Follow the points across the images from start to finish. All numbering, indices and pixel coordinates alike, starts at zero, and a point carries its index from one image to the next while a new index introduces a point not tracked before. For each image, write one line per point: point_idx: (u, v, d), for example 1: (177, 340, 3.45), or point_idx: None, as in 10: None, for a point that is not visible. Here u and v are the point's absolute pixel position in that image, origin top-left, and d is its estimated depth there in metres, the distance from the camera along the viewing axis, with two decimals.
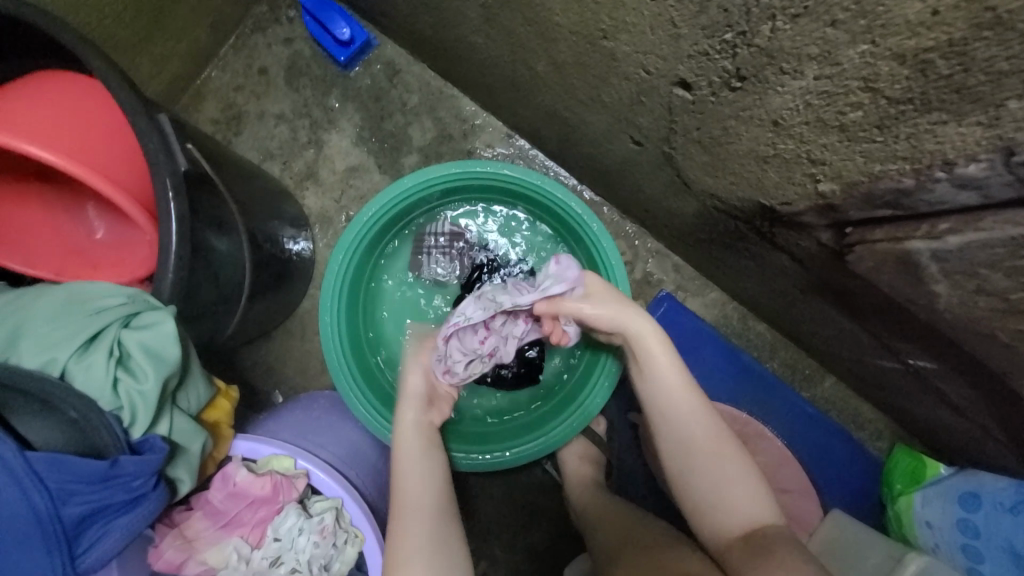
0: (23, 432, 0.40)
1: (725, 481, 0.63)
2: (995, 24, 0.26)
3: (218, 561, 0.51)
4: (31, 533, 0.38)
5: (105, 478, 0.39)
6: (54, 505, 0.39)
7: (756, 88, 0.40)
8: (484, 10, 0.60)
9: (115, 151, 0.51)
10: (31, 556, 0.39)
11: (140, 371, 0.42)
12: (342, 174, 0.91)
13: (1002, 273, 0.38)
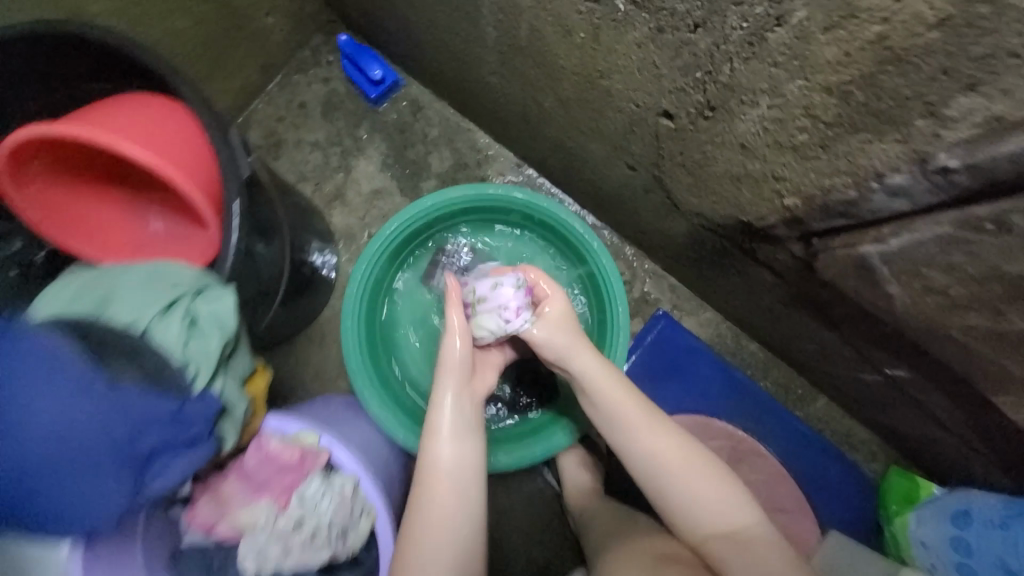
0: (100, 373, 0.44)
1: (696, 493, 0.67)
2: (893, 61, 0.34)
3: (246, 522, 0.56)
4: (109, 458, 0.44)
5: (177, 416, 0.46)
6: (132, 437, 0.44)
7: (725, 116, 0.48)
8: (500, 56, 0.70)
9: (178, 139, 0.58)
10: (104, 484, 0.44)
11: (205, 335, 0.49)
12: (368, 196, 1.01)
13: (940, 270, 0.45)
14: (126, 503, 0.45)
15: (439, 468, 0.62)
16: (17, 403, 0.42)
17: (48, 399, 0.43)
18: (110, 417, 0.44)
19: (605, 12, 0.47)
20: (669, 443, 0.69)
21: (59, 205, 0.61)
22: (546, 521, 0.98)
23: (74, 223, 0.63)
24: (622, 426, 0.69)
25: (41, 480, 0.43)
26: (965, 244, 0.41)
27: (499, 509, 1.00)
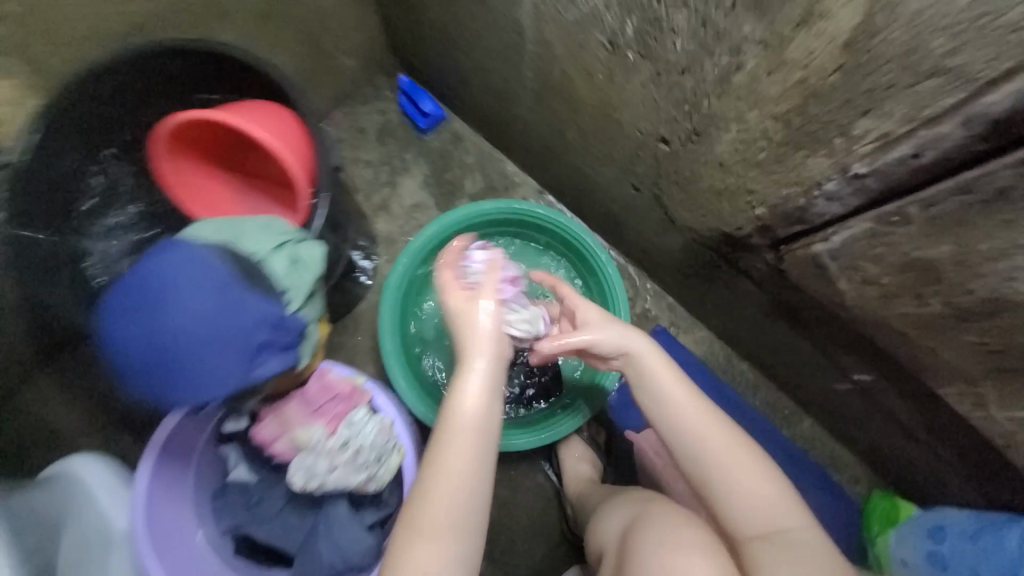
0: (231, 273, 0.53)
1: (740, 487, 0.65)
2: (814, 95, 0.48)
3: (304, 439, 0.64)
4: (228, 341, 0.51)
5: (280, 320, 0.54)
6: (249, 330, 0.52)
7: (707, 140, 0.63)
8: (534, 97, 0.87)
9: (286, 124, 0.71)
10: (220, 362, 0.51)
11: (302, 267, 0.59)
12: (408, 208, 1.17)
13: (871, 262, 0.57)
14: (237, 388, 0.52)
15: (456, 450, 0.62)
16: (161, 291, 0.50)
17: (189, 288, 0.50)
18: (237, 312, 0.52)
19: (619, 60, 0.63)
20: (722, 440, 0.67)
21: (183, 172, 0.77)
22: (544, 513, 1.05)
23: (191, 188, 0.78)
24: (669, 418, 0.69)
25: (166, 355, 0.49)
26: (885, 236, 0.53)
27: (500, 500, 1.06)
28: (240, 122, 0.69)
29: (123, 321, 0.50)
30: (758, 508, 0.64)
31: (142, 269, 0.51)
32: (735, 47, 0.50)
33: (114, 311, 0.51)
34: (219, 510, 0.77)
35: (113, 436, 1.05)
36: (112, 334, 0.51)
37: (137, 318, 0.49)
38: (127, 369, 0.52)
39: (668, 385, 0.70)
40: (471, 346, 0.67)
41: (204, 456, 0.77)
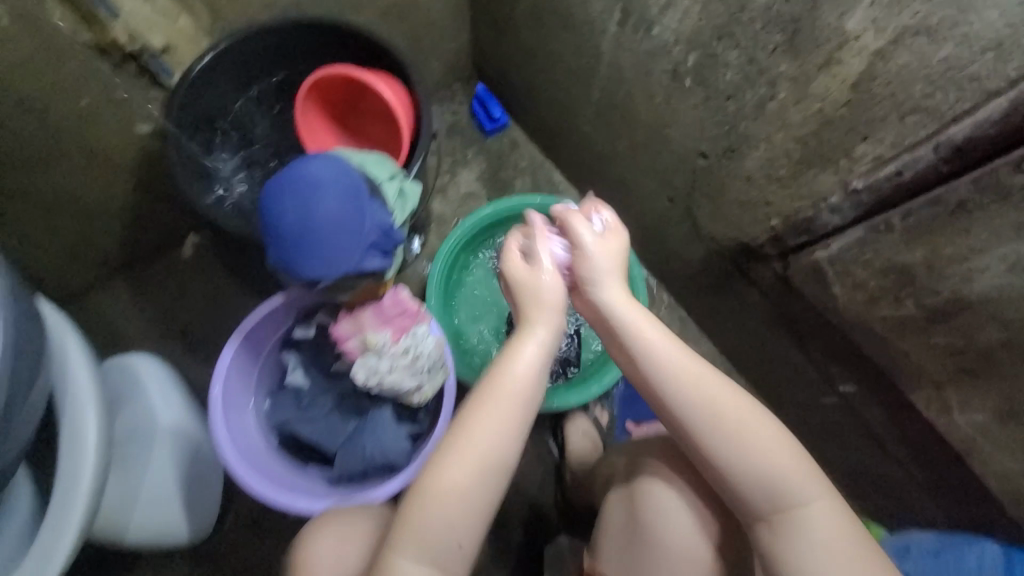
0: (364, 182, 0.66)
1: (751, 479, 0.64)
2: (828, 122, 0.64)
3: (372, 340, 0.76)
4: (351, 231, 0.63)
5: (388, 230, 0.67)
6: (366, 228, 0.64)
7: (739, 156, 0.78)
8: (596, 112, 1.04)
9: (402, 89, 0.88)
10: (341, 245, 0.63)
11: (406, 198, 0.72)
12: (463, 195, 1.33)
13: (862, 266, 0.71)
14: (350, 271, 0.64)
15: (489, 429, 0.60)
16: (319, 178, 0.62)
17: (340, 181, 0.63)
18: (369, 211, 0.65)
19: (677, 85, 0.80)
20: (731, 419, 0.64)
21: (309, 117, 0.91)
22: (542, 483, 1.13)
23: (310, 131, 0.92)
24: (680, 411, 0.64)
25: (305, 228, 0.61)
26: (873, 242, 0.68)
27: None
28: (369, 79, 0.86)
29: (278, 194, 0.62)
30: (771, 496, 0.63)
31: (305, 160, 0.64)
32: (772, 80, 0.67)
33: (274, 186, 0.63)
34: (272, 407, 0.88)
35: (165, 347, 1.15)
36: (267, 203, 0.63)
37: (295, 194, 0.62)
38: (267, 236, 0.63)
39: (676, 362, 0.64)
40: (529, 318, 0.65)
41: (269, 358, 0.89)
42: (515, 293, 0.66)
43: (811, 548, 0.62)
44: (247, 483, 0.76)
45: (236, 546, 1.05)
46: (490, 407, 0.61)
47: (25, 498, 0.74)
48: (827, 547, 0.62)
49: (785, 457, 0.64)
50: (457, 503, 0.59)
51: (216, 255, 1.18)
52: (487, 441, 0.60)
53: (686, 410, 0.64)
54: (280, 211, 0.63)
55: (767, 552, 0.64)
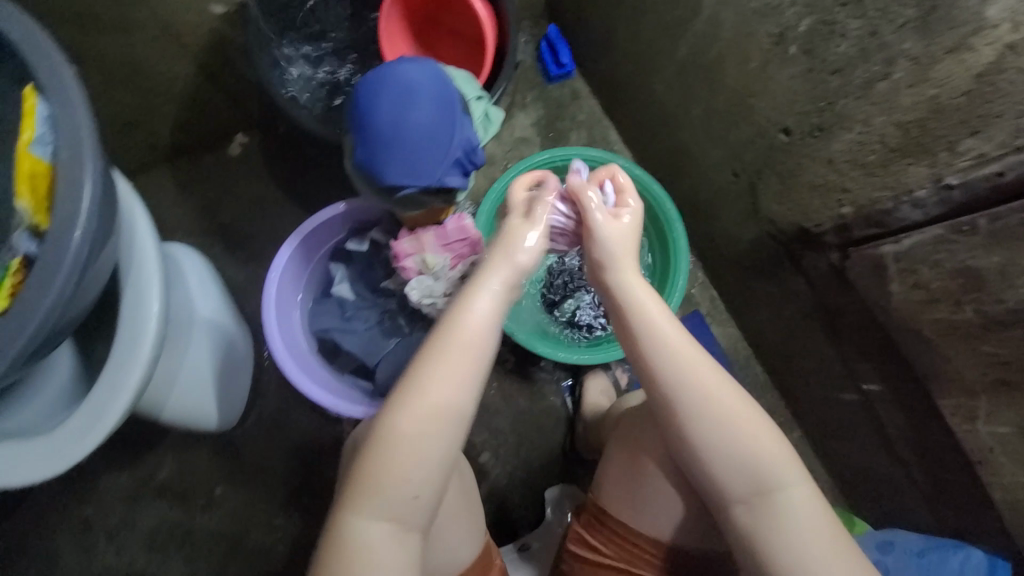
0: (459, 96, 0.65)
1: (730, 457, 0.61)
2: (938, 111, 0.63)
3: (432, 263, 0.77)
4: (442, 143, 0.62)
5: (474, 149, 0.66)
6: (456, 143, 0.64)
7: (827, 135, 0.77)
8: (676, 70, 1.00)
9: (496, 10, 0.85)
10: (431, 156, 0.62)
11: (489, 124, 0.72)
12: (516, 139, 1.30)
13: (930, 266, 0.71)
14: (431, 184, 0.63)
15: (437, 389, 0.57)
16: (418, 81, 0.61)
17: (437, 90, 0.62)
18: (459, 128, 0.64)
19: (779, 51, 0.77)
20: (711, 386, 0.62)
21: (391, 26, 0.88)
22: (551, 431, 1.17)
23: (389, 41, 0.88)
24: (664, 376, 0.62)
25: (399, 132, 0.60)
26: (949, 243, 0.68)
27: (516, 410, 1.17)
28: None
29: (375, 92, 0.61)
30: (750, 473, 0.61)
31: (405, 59, 0.63)
32: (890, 58, 0.65)
33: (370, 80, 0.62)
34: (313, 313, 0.89)
35: (202, 241, 1.15)
36: (362, 97, 0.61)
37: (393, 93, 0.60)
38: (356, 132, 0.62)
39: (660, 324, 0.64)
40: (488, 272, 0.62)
41: (318, 265, 0.90)
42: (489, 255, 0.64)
43: (787, 528, 0.59)
44: (289, 378, 0.78)
45: (255, 441, 1.09)
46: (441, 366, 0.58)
47: (65, 365, 0.77)
48: (803, 529, 0.59)
49: (764, 434, 0.62)
50: (405, 465, 0.56)
51: (262, 158, 1.16)
52: (435, 405, 0.57)
53: (666, 373, 0.62)
54: (373, 111, 0.61)
55: (740, 535, 0.61)
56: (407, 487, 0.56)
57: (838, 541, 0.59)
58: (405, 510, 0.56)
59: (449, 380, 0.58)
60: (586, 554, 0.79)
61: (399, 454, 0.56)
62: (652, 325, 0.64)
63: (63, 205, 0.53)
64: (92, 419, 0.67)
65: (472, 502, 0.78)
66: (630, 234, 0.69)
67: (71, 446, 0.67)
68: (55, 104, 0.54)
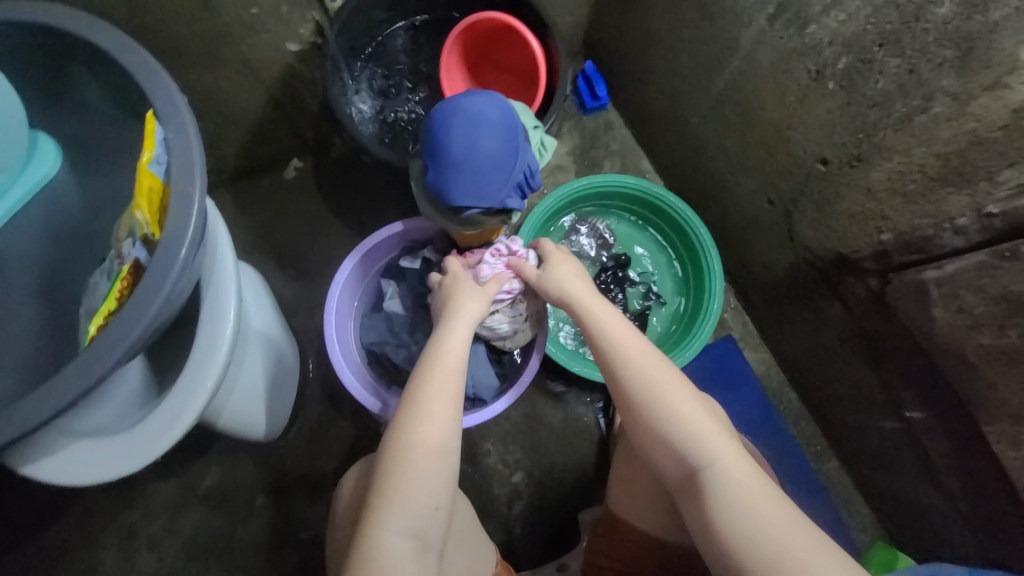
0: (522, 126, 0.71)
1: (665, 443, 0.67)
2: (978, 143, 0.66)
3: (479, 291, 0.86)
4: (508, 168, 0.68)
5: (534, 174, 0.72)
6: (519, 168, 0.69)
7: (865, 165, 0.80)
8: (712, 104, 1.06)
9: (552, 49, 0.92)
10: (498, 179, 0.67)
11: (545, 151, 0.78)
12: (552, 167, 1.37)
13: (973, 291, 0.73)
14: (495, 206, 0.68)
15: (428, 407, 0.65)
16: (489, 112, 0.67)
17: (504, 120, 0.68)
18: (522, 156, 0.69)
19: (817, 87, 0.81)
20: (645, 375, 0.69)
21: (452, 63, 0.96)
22: (586, 452, 1.18)
23: (449, 77, 0.96)
24: (607, 371, 0.72)
25: (470, 157, 0.66)
26: (992, 269, 0.70)
27: (551, 430, 1.18)
28: (525, 33, 0.90)
29: (448, 121, 0.66)
30: (683, 455, 0.66)
31: (475, 91, 0.68)
32: (928, 94, 0.69)
33: (443, 108, 0.68)
34: (365, 326, 0.93)
35: (256, 258, 1.21)
36: (436, 127, 0.67)
37: (465, 121, 0.66)
38: (429, 157, 0.68)
39: (598, 323, 0.73)
40: (456, 307, 0.73)
41: (369, 282, 0.95)
42: (448, 297, 0.76)
43: (724, 505, 0.61)
44: (352, 390, 0.83)
45: (297, 452, 1.12)
46: (433, 385, 0.66)
47: (134, 372, 0.78)
48: (739, 501, 0.60)
49: (690, 417, 0.66)
50: (422, 474, 0.62)
51: (315, 181, 1.24)
52: (435, 419, 0.65)
53: (610, 363, 0.71)
54: (446, 139, 0.67)
55: (695, 523, 0.64)
56: (427, 496, 0.62)
57: (786, 515, 0.59)
58: (428, 522, 0.61)
59: (442, 394, 0.66)
60: (598, 563, 0.81)
61: (412, 467, 0.62)
62: (588, 328, 0.74)
63: (173, 218, 0.59)
64: (169, 419, 0.71)
65: (473, 522, 0.80)
66: (568, 261, 0.80)
67: (148, 445, 0.71)
68: (171, 130, 0.61)
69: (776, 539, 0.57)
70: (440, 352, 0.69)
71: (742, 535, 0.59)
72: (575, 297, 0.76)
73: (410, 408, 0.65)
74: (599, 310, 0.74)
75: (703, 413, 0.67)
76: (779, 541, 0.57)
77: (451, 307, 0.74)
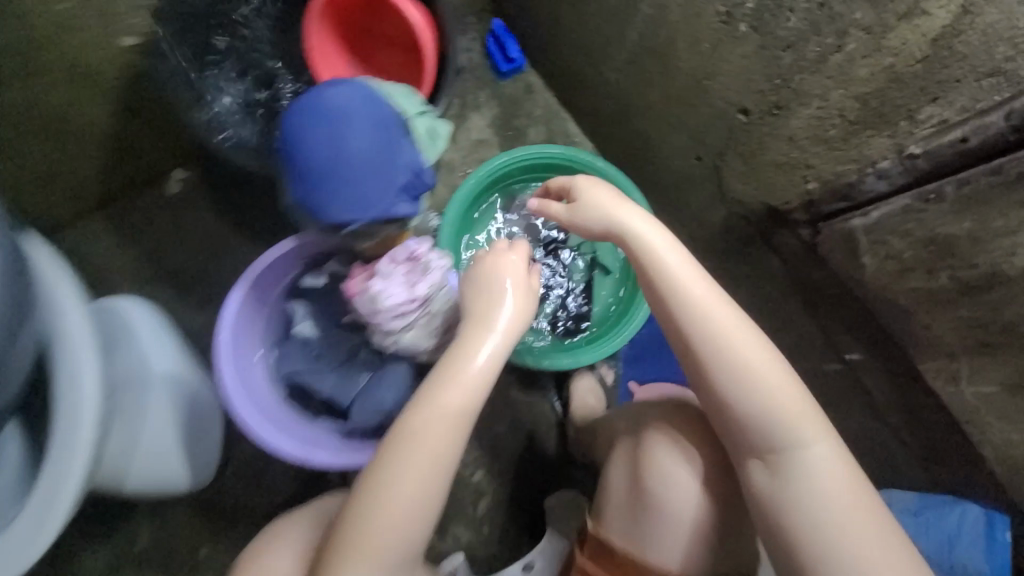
0: (399, 116, 0.62)
1: (754, 410, 0.72)
2: (897, 80, 0.61)
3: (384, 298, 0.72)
4: (385, 172, 0.60)
5: (423, 169, 0.63)
6: (403, 166, 0.61)
7: (786, 113, 0.74)
8: (627, 57, 0.97)
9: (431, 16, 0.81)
10: (375, 187, 0.60)
11: (437, 132, 0.68)
12: (473, 143, 1.25)
13: (899, 237, 0.70)
14: (380, 216, 0.61)
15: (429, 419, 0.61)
16: (350, 110, 0.59)
17: (371, 116, 0.60)
18: (398, 154, 0.62)
19: (729, 31, 0.74)
20: (741, 349, 0.73)
21: (324, 47, 0.85)
22: (545, 438, 1.15)
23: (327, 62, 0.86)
24: (700, 337, 0.73)
25: (337, 169, 0.59)
26: (918, 213, 0.67)
27: (506, 422, 1.14)
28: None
29: (306, 130, 0.59)
30: (772, 425, 0.71)
31: (327, 88, 0.61)
32: (841, 30, 0.62)
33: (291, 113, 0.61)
34: (278, 358, 0.83)
35: (148, 289, 1.07)
36: (292, 139, 0.59)
37: (317, 130, 0.59)
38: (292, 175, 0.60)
39: (698, 296, 0.75)
40: (486, 304, 0.65)
41: (273, 307, 0.83)
42: (483, 277, 0.67)
43: (802, 478, 0.70)
44: (265, 436, 0.72)
45: (235, 492, 1.04)
46: (445, 406, 0.61)
47: (12, 455, 0.73)
48: (815, 475, 0.70)
49: (790, 398, 0.72)
50: (415, 486, 0.60)
51: (203, 193, 1.09)
52: (434, 435, 0.60)
53: (699, 329, 0.74)
54: (307, 150, 0.59)
55: (763, 484, 0.73)
56: (410, 506, 0.60)
57: (849, 495, 0.69)
58: (405, 530, 0.60)
59: (445, 412, 0.61)
60: None
61: (398, 480, 0.60)
62: (684, 295, 0.75)
63: None
64: (44, 509, 0.65)
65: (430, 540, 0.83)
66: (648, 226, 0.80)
67: (29, 542, 0.65)
68: None
69: (831, 513, 0.69)
70: (463, 361, 0.62)
71: (818, 506, 0.69)
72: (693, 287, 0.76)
73: (423, 422, 0.60)
74: (700, 283, 0.75)
75: (803, 401, 0.72)
76: (831, 512, 0.69)
77: (489, 293, 0.66)
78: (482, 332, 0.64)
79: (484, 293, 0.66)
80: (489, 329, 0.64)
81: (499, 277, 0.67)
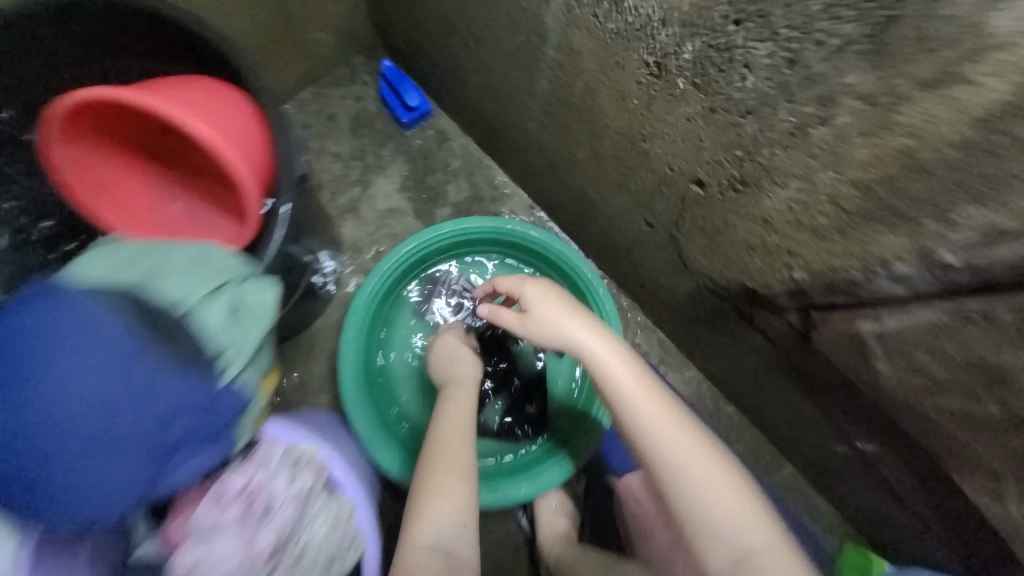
0: (151, 349, 0.48)
1: (701, 520, 0.57)
2: (915, 168, 0.41)
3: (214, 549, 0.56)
4: (136, 443, 0.47)
5: (208, 407, 0.51)
6: (164, 425, 0.49)
7: (755, 192, 0.54)
8: (545, 106, 0.75)
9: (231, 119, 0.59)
10: (125, 466, 0.47)
11: (245, 323, 0.54)
12: (381, 214, 1.01)
13: (926, 351, 0.51)
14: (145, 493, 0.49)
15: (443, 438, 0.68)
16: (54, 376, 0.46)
17: (82, 378, 0.46)
18: (145, 401, 0.48)
19: (665, 87, 0.53)
20: (676, 444, 0.58)
21: (94, 176, 0.65)
22: (513, 564, 0.95)
23: (97, 190, 0.66)
24: (635, 428, 0.60)
25: (59, 455, 0.46)
26: (955, 331, 0.47)
27: None
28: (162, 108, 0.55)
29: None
30: (724, 546, 0.56)
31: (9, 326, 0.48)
32: (827, 95, 0.42)
33: None
34: None
35: None
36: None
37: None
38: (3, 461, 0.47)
39: (626, 381, 0.61)
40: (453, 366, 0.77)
41: None
42: (440, 353, 0.80)
43: None
44: None
45: None
46: (454, 426, 0.69)
47: None
48: None
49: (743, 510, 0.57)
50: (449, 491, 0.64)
51: None
52: (454, 455, 0.66)
53: (630, 412, 0.60)
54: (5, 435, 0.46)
55: None
56: (451, 513, 0.63)
57: None
58: (456, 537, 0.63)
59: (457, 432, 0.69)
60: None
61: (429, 497, 0.64)
62: (611, 376, 0.62)
63: None
64: None
65: None
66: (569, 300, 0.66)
67: None
68: None
69: None
70: (448, 401, 0.72)
71: None
72: (586, 343, 0.63)
73: (432, 449, 0.67)
74: (624, 364, 0.62)
75: (757, 512, 0.57)
76: None
77: (450, 357, 0.79)
78: (454, 383, 0.75)
79: (451, 358, 0.78)
80: (463, 380, 0.75)
81: (450, 343, 0.81)
